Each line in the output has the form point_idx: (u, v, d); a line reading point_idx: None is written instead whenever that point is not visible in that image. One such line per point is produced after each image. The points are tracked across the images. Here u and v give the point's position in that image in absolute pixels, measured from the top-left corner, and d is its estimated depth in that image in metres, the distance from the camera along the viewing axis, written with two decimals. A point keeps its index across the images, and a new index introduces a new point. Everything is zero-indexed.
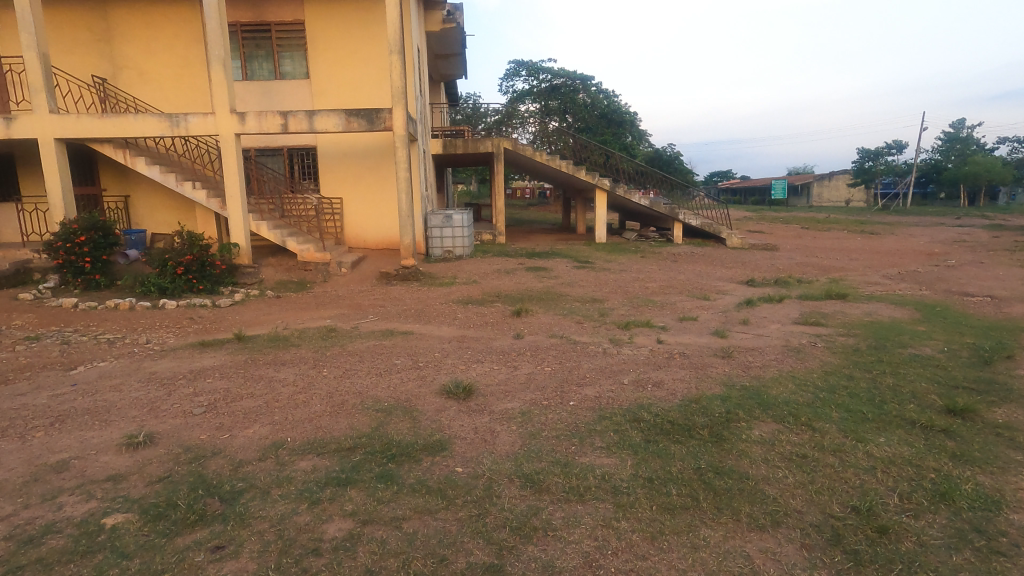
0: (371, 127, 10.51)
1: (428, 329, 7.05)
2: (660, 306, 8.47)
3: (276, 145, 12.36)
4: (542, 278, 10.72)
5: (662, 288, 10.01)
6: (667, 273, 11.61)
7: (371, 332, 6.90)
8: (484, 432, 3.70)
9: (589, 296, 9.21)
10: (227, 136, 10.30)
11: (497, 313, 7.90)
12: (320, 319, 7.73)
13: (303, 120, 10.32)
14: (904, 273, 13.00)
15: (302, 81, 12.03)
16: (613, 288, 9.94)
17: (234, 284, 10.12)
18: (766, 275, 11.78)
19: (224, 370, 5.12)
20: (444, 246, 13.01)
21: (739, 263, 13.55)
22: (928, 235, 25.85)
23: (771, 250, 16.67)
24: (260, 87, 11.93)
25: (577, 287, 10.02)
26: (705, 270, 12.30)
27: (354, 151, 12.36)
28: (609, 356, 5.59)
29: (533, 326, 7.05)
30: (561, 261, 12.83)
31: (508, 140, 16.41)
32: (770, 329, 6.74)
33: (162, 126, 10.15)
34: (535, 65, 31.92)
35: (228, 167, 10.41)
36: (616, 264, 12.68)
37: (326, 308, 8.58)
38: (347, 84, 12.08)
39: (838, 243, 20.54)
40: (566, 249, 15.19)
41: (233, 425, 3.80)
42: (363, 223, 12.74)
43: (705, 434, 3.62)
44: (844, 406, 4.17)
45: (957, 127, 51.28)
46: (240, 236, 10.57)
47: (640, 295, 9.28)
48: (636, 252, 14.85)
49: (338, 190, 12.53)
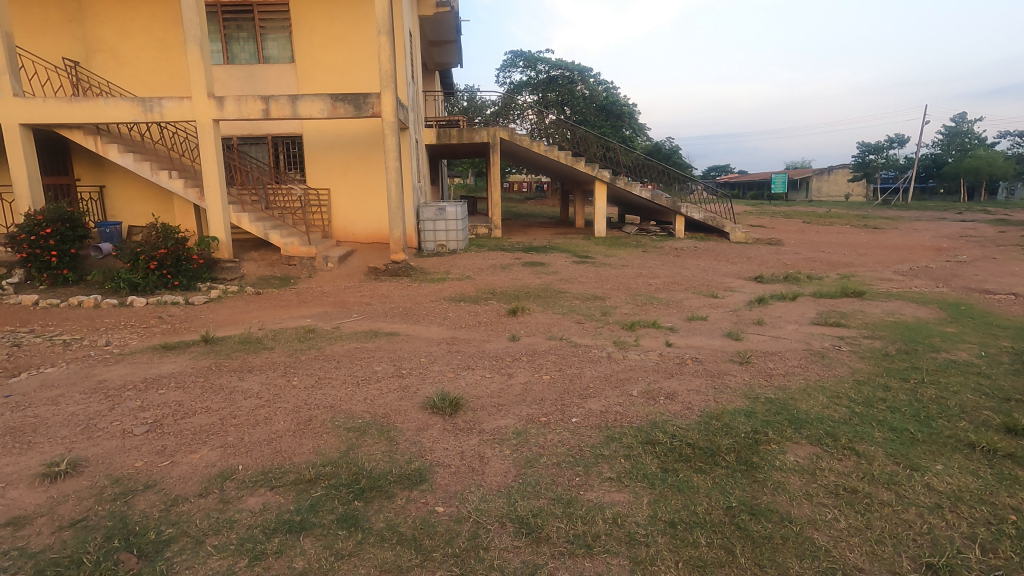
0: (359, 113, 9.90)
1: (416, 329, 6.49)
2: (666, 304, 7.92)
3: (260, 133, 11.74)
4: (540, 274, 10.15)
5: (667, 285, 9.45)
6: (671, 269, 11.05)
7: (354, 333, 6.33)
8: (471, 457, 3.15)
9: (590, 294, 8.66)
10: (204, 122, 9.67)
11: (491, 312, 7.34)
12: (300, 318, 7.15)
13: (286, 104, 9.69)
14: (916, 269, 12.48)
15: (287, 65, 11.42)
16: (615, 285, 9.38)
17: (212, 280, 9.53)
18: (775, 271, 11.23)
19: (181, 378, 4.53)
20: (438, 240, 12.45)
21: (744, 258, 13.02)
22: (934, 229, 25.32)
23: (777, 244, 16.13)
24: (243, 71, 11.33)
25: (576, 283, 9.46)
26: (710, 266, 11.74)
27: (343, 138, 11.74)
28: (615, 361, 5.04)
29: (530, 327, 6.50)
30: (560, 255, 12.27)
31: (504, 130, 15.80)
32: (788, 331, 6.19)
33: (136, 111, 9.52)
34: (533, 55, 31.26)
35: (206, 155, 9.79)
36: (618, 259, 12.10)
37: (308, 306, 7.99)
38: (334, 68, 11.46)
39: (842, 238, 20.05)
40: (566, 243, 14.59)
41: (176, 449, 3.24)
42: (352, 215, 12.13)
43: (732, 460, 3.08)
44: (887, 424, 3.63)
45: (958, 122, 50.75)
46: (220, 229, 9.96)
47: (644, 293, 8.74)
48: (637, 246, 14.27)
49: (325, 181, 11.93)
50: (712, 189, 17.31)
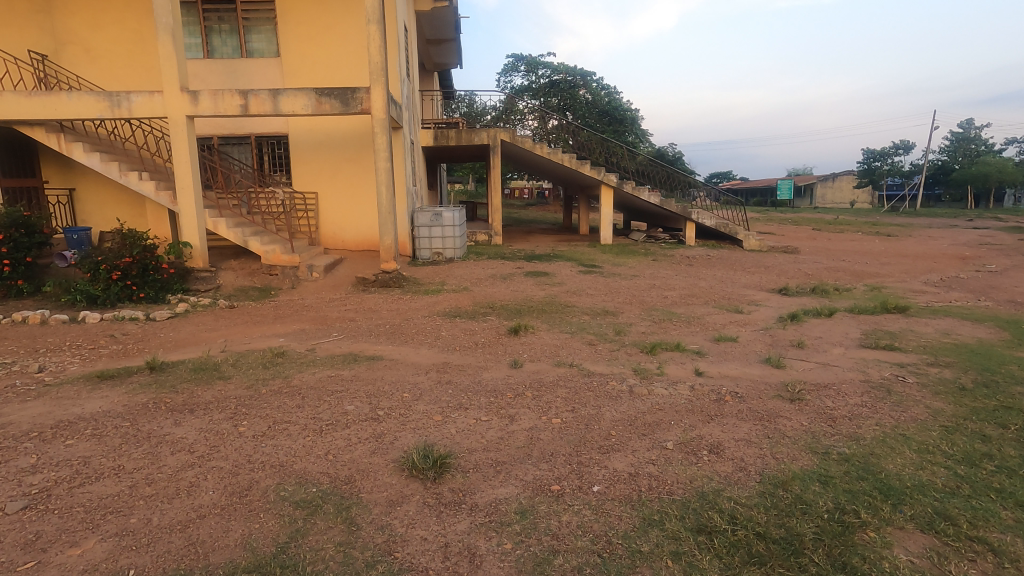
0: (346, 109, 9.05)
1: (404, 352, 5.62)
2: (686, 323, 7.04)
3: (243, 132, 10.91)
4: (544, 285, 9.28)
5: (684, 298, 8.58)
6: (686, 279, 10.18)
7: (331, 357, 5.46)
8: (458, 555, 2.28)
9: (600, 309, 7.80)
10: (177, 119, 8.83)
11: (491, 330, 6.47)
12: (272, 338, 6.28)
13: (267, 99, 8.85)
14: (948, 279, 11.61)
15: (271, 60, 10.62)
16: (627, 298, 8.52)
17: (184, 291, 8.69)
18: (798, 282, 10.36)
19: (103, 422, 3.65)
20: (433, 247, 11.59)
21: (762, 268, 12.17)
22: (949, 237, 24.41)
23: (793, 252, 15.27)
24: (224, 66, 10.53)
25: (585, 296, 8.60)
26: (728, 276, 10.88)
27: (331, 138, 10.93)
28: (638, 398, 4.15)
29: (535, 349, 5.62)
30: (565, 264, 11.41)
31: (506, 131, 15.04)
32: (835, 356, 5.30)
33: (101, 107, 8.68)
34: (533, 59, 30.54)
35: (178, 155, 8.95)
36: (627, 269, 11.25)
37: (285, 322, 7.12)
38: (322, 62, 10.64)
39: (858, 246, 19.20)
40: (571, 250, 13.73)
41: (53, 540, 2.36)
42: (341, 221, 11.28)
43: (824, 564, 2.20)
44: (1013, 497, 2.74)
45: (965, 129, 50.03)
46: (194, 236, 9.11)
47: (660, 308, 7.90)
48: (647, 254, 13.42)
49: (312, 184, 11.10)
50: (715, 197, 16.66)
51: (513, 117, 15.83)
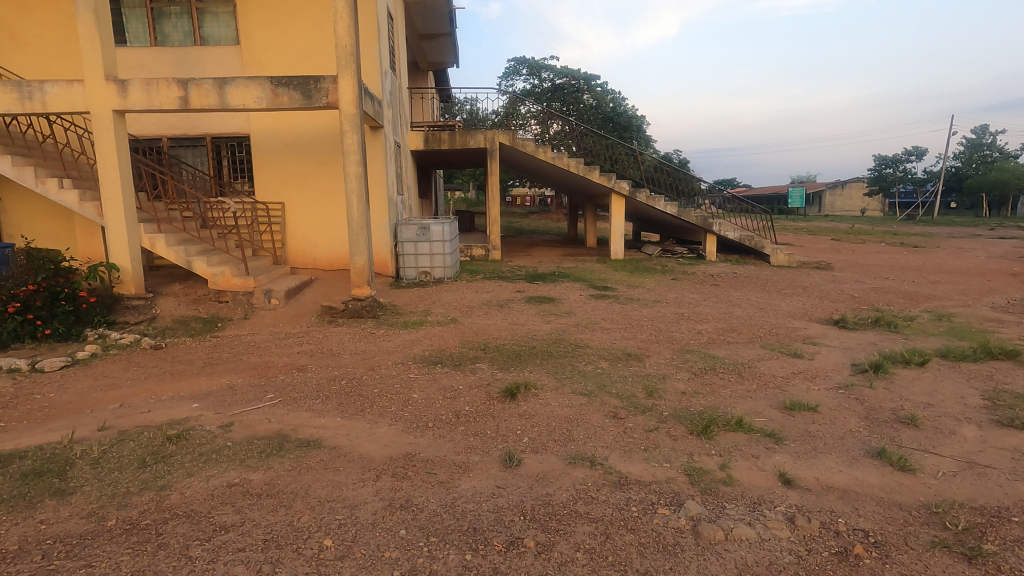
0: (309, 102, 7.41)
1: (355, 432, 4.00)
2: (735, 374, 5.42)
3: (197, 132, 9.34)
4: (550, 315, 7.67)
5: (722, 334, 6.96)
6: (718, 307, 8.54)
7: (248, 441, 3.82)
8: None
9: (621, 353, 6.16)
10: (101, 114, 7.24)
11: (480, 389, 4.84)
12: (185, 402, 4.66)
13: (211, 90, 7.24)
14: (1018, 303, 9.99)
15: (230, 48, 9.10)
16: (653, 335, 6.88)
17: (107, 325, 7.08)
18: (850, 310, 8.74)
19: None
20: (420, 266, 10.00)
21: (800, 290, 10.57)
22: (980, 248, 22.81)
23: (827, 268, 13.62)
24: (174, 55, 9.01)
25: (600, 331, 6.97)
26: (764, 301, 9.25)
27: (301, 141, 9.39)
28: (711, 553, 2.51)
29: (539, 428, 4.01)
30: (573, 286, 9.80)
31: (505, 133, 13.51)
32: (976, 446, 3.66)
33: (9, 100, 7.11)
34: (536, 62, 29.07)
35: (105, 157, 7.33)
36: (646, 291, 9.63)
37: (217, 372, 5.50)
38: (290, 50, 9.10)
39: (889, 259, 17.57)
40: (579, 267, 12.12)
41: None
42: (312, 236, 9.68)
43: None
44: None
45: (979, 134, 48.52)
46: (125, 256, 7.50)
47: (697, 351, 6.27)
48: (665, 273, 11.80)
49: (279, 193, 9.54)
50: (720, 203, 14.70)
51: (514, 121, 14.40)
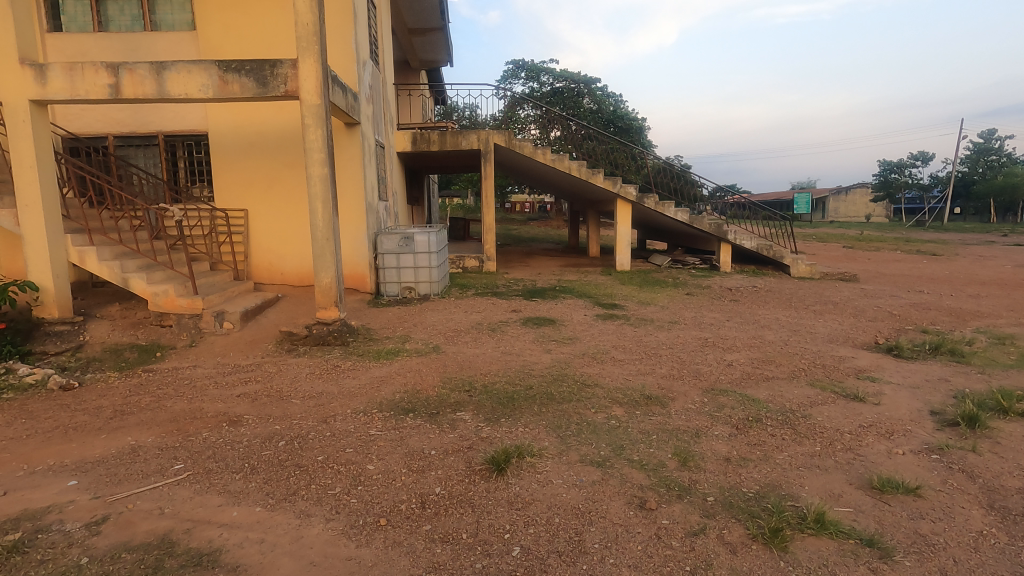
0: (263, 91, 6.25)
1: (275, 537, 2.80)
2: (789, 427, 4.23)
3: (148, 129, 8.21)
4: (551, 342, 6.47)
5: (759, 368, 5.76)
6: (745, 330, 7.34)
7: (115, 556, 2.64)
8: None
9: (640, 396, 4.97)
10: (16, 105, 6.09)
11: (459, 456, 3.66)
12: (62, 478, 3.47)
13: (146, 76, 6.09)
14: None
15: (184, 35, 7.99)
16: (675, 369, 5.69)
17: (19, 356, 5.90)
18: (897, 334, 7.55)
19: None
20: (403, 281, 8.81)
21: (832, 307, 9.38)
22: (1001, 256, 21.55)
23: (853, 280, 12.41)
24: (121, 43, 7.92)
25: (611, 364, 5.78)
26: (796, 321, 8.04)
27: (266, 140, 8.27)
28: None
29: (536, 531, 2.82)
30: (576, 304, 8.62)
31: (501, 134, 12.38)
32: None
33: None
34: (535, 65, 28.01)
35: (20, 156, 6.16)
36: (660, 310, 8.44)
37: (127, 425, 4.31)
38: (253, 36, 7.99)
39: (913, 269, 16.38)
40: (582, 281, 10.92)
41: None
42: (280, 248, 8.52)
43: None
44: None
45: (987, 139, 47.54)
46: (46, 275, 6.32)
47: (733, 392, 5.07)
48: (678, 287, 10.62)
49: (241, 199, 8.39)
50: (722, 209, 13.66)
51: (513, 126, 13.23)
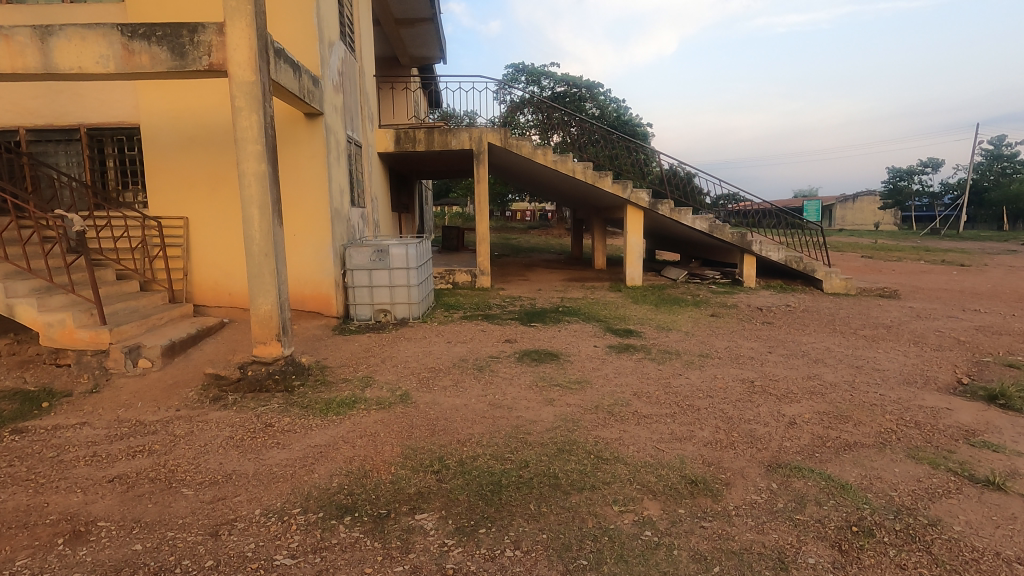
0: (181, 65, 4.86)
1: None
2: (920, 548, 2.76)
3: (68, 121, 6.80)
4: (554, 388, 5.01)
5: (834, 428, 4.30)
6: (796, 368, 5.86)
7: None
8: None
9: (681, 479, 3.50)
10: None
11: None
12: None
13: (27, 44, 4.69)
14: None
15: (111, 6, 6.62)
16: (721, 432, 4.21)
17: None
18: (983, 371, 6.07)
19: None
20: (377, 302, 7.39)
21: (886, 332, 7.91)
22: None
23: (894, 296, 10.97)
24: (34, 15, 6.54)
25: (634, 423, 4.31)
26: (853, 354, 6.56)
27: (210, 134, 6.88)
28: None
29: None
30: (583, 330, 7.16)
31: (496, 132, 10.97)
32: None
33: None
34: (535, 68, 26.72)
35: None
36: (685, 338, 6.96)
37: None
38: (193, 7, 6.61)
39: (950, 282, 14.94)
40: (590, 299, 9.47)
41: None
42: (227, 263, 7.11)
43: None
44: None
45: (999, 146, 46.30)
46: None
47: (810, 472, 3.60)
48: (701, 306, 9.16)
49: (181, 204, 6.99)
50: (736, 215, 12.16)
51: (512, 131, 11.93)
